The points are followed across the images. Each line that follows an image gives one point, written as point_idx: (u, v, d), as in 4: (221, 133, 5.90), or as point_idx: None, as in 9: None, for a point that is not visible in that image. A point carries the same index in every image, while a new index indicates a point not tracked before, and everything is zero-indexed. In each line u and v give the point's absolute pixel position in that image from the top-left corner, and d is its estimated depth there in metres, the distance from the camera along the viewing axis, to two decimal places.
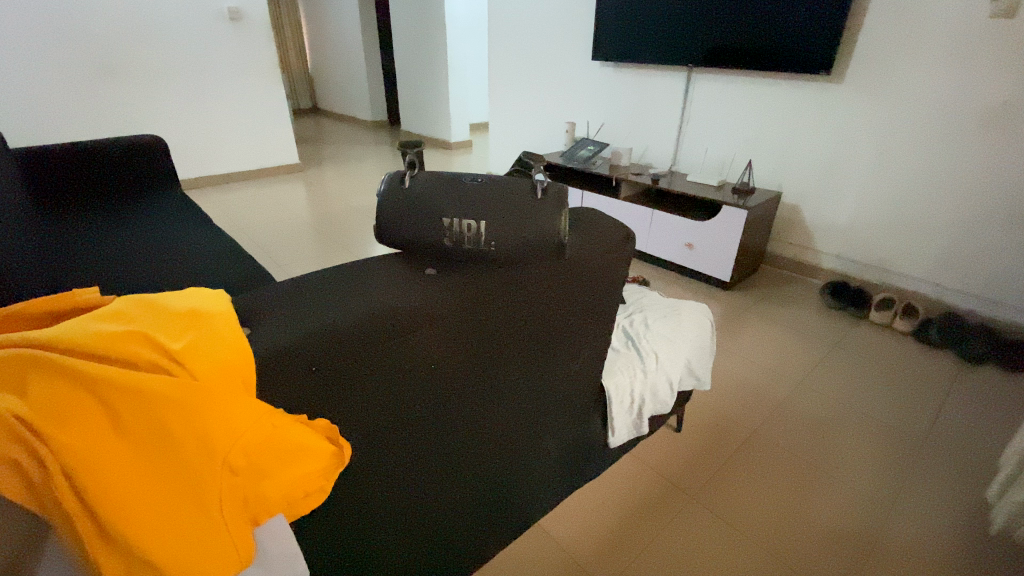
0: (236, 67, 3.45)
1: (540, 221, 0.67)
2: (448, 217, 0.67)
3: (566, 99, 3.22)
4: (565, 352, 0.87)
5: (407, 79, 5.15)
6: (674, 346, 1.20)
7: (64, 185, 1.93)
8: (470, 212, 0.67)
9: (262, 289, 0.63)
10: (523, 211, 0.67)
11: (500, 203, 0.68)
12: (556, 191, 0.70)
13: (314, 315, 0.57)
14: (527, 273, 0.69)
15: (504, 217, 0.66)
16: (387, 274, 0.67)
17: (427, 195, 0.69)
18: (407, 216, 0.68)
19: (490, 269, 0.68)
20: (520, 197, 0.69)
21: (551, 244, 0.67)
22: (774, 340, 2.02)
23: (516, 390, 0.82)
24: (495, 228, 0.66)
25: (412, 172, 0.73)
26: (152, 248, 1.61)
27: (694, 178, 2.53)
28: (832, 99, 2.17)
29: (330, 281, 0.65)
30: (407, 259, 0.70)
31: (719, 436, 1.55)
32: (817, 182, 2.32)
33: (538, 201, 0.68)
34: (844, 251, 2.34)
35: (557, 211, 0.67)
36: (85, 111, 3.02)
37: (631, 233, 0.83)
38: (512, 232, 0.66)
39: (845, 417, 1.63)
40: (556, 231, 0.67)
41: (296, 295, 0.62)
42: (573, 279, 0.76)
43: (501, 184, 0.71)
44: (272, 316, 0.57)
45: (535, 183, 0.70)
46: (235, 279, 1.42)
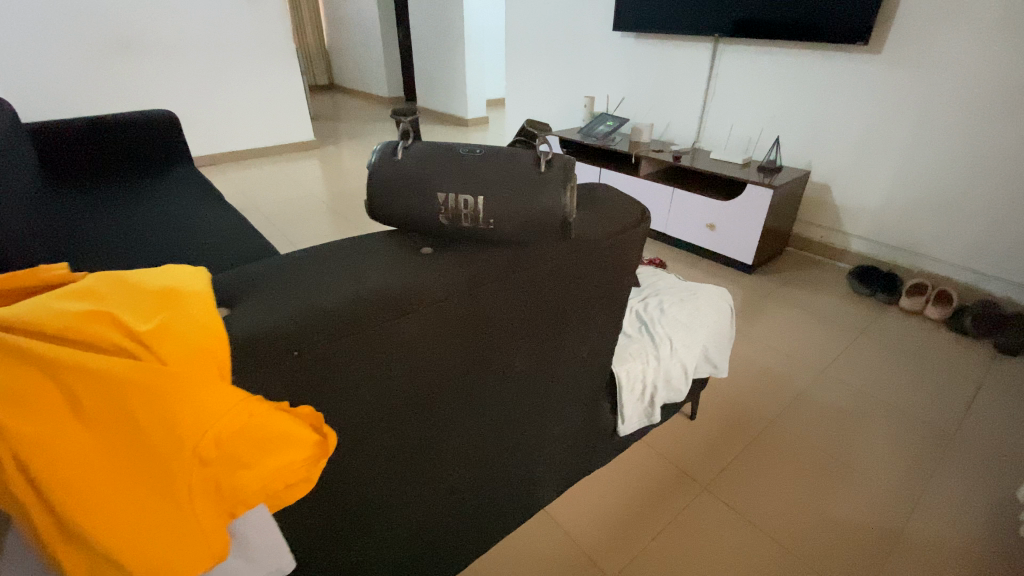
0: (250, 41, 3.41)
1: (543, 196, 0.61)
2: (442, 193, 0.61)
3: (586, 73, 3.10)
4: (573, 336, 0.82)
5: (423, 53, 5.04)
6: (689, 333, 1.14)
7: (83, 160, 1.95)
8: (465, 187, 0.61)
9: (246, 267, 0.60)
10: (525, 187, 0.61)
11: (499, 175, 0.62)
12: (561, 161, 0.63)
13: (297, 298, 0.54)
14: (532, 253, 0.66)
15: (503, 193, 0.61)
16: (378, 254, 0.62)
17: (420, 167, 0.62)
18: (400, 191, 0.62)
19: (490, 250, 0.64)
20: (521, 170, 0.62)
21: (554, 224, 0.62)
22: (796, 326, 1.94)
23: (520, 375, 0.79)
24: (495, 204, 0.60)
25: (407, 142, 0.66)
26: (163, 225, 1.61)
27: (717, 156, 2.42)
28: (868, 71, 2.04)
29: (318, 260, 0.61)
30: (400, 238, 0.66)
31: (737, 425, 1.49)
32: (849, 160, 2.19)
33: (541, 173, 0.62)
34: (875, 234, 2.22)
35: (561, 186, 0.61)
36: (103, 87, 3.03)
37: (646, 213, 0.78)
38: (512, 210, 0.60)
39: (870, 408, 1.56)
40: (561, 209, 0.61)
41: (279, 276, 0.58)
42: (579, 262, 0.72)
43: (502, 155, 0.64)
44: (255, 296, 0.54)
45: (539, 152, 0.64)
46: (240, 257, 1.40)
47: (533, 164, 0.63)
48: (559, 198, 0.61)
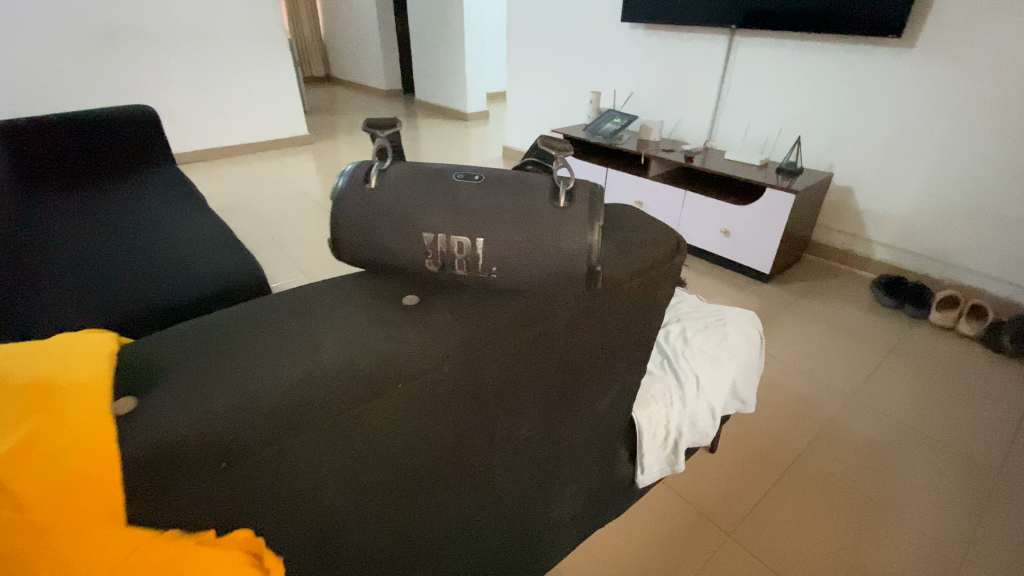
0: (240, 32, 3.24)
1: (563, 236, 0.46)
2: (427, 234, 0.46)
3: (592, 66, 2.93)
4: (592, 391, 0.68)
5: (422, 45, 4.86)
6: (717, 367, 1.00)
7: (64, 156, 1.80)
8: (461, 228, 0.46)
9: (174, 326, 0.46)
10: (540, 227, 0.46)
11: (505, 208, 0.47)
12: (584, 194, 0.48)
13: (232, 386, 0.40)
14: (545, 305, 0.51)
15: (511, 234, 0.46)
16: (346, 310, 0.48)
17: (400, 197, 0.48)
18: (372, 229, 0.48)
19: (492, 302, 0.50)
20: (534, 203, 0.47)
21: (575, 274, 0.47)
22: (819, 342, 1.80)
23: (529, 442, 0.65)
24: (499, 248, 0.46)
25: (385, 163, 0.51)
26: (139, 234, 1.45)
27: (732, 156, 2.27)
28: (898, 66, 1.89)
29: (270, 317, 0.47)
30: (377, 285, 0.51)
31: (761, 458, 1.36)
32: (875, 162, 2.04)
33: (559, 210, 0.47)
34: (901, 242, 2.08)
35: (585, 226, 0.46)
36: (82, 80, 2.85)
37: (680, 245, 0.64)
38: (522, 256, 0.46)
39: (904, 439, 1.43)
40: (587, 255, 0.46)
41: (210, 344, 0.43)
42: (601, 309, 0.58)
43: (507, 179, 0.50)
44: (174, 379, 0.40)
45: (556, 180, 0.49)
46: (218, 275, 1.23)
47: (548, 197, 0.48)
48: (586, 242, 0.46)
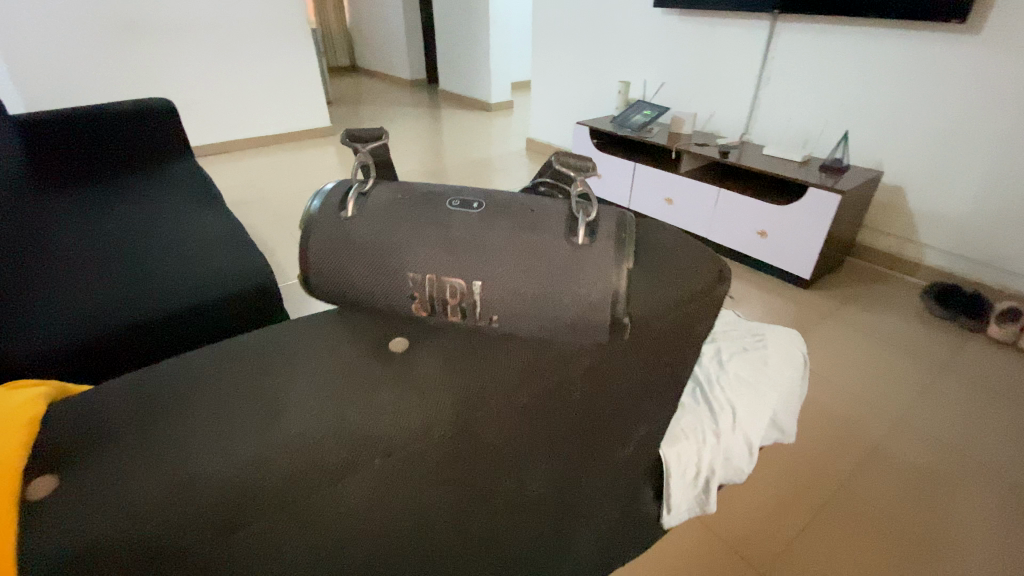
0: (262, 22, 3.21)
1: (581, 279, 0.40)
2: (428, 274, 0.41)
3: (621, 55, 2.79)
4: (616, 437, 0.59)
5: (446, 34, 4.77)
6: (757, 397, 0.90)
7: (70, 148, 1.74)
8: (464, 269, 0.41)
9: (127, 377, 0.42)
10: (552, 272, 0.41)
11: (511, 246, 0.41)
12: (608, 229, 0.42)
13: (175, 464, 0.35)
14: (557, 354, 0.43)
15: (516, 276, 0.41)
16: (317, 367, 0.42)
17: (383, 231, 0.42)
18: (352, 267, 0.43)
19: (492, 355, 0.43)
20: (545, 240, 0.41)
21: (596, 324, 0.41)
22: (863, 355, 1.66)
23: (541, 498, 0.56)
24: (502, 294, 0.41)
25: (365, 184, 0.46)
26: (135, 233, 1.36)
27: (771, 151, 2.11)
28: (958, 53, 1.71)
29: (231, 368, 0.42)
30: (363, 328, 0.46)
31: (800, 486, 1.24)
32: (929, 159, 1.87)
33: (578, 248, 0.41)
34: (956, 247, 1.91)
35: (608, 267, 0.40)
36: (107, 72, 2.87)
37: (724, 270, 0.55)
38: (527, 301, 0.41)
39: (958, 469, 1.29)
40: (610, 301, 0.40)
41: (151, 413, 0.38)
42: (624, 353, 0.50)
43: (507, 207, 0.44)
44: (109, 453, 0.35)
45: (573, 208, 0.43)
46: (208, 284, 1.12)
47: (565, 232, 0.42)
48: (610, 288, 0.40)
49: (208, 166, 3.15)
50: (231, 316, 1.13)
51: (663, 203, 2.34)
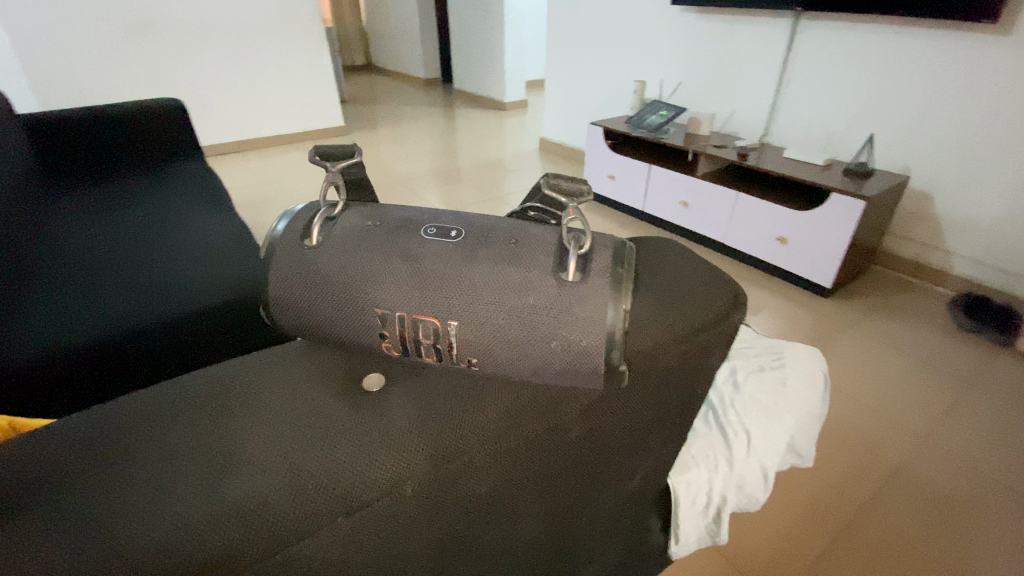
0: (276, 21, 3.21)
1: (569, 324, 0.38)
2: (400, 312, 0.39)
3: (637, 53, 2.72)
4: (618, 474, 0.55)
5: (461, 32, 4.73)
6: (774, 421, 0.84)
7: (54, 159, 1.69)
8: (442, 308, 0.38)
9: (75, 415, 0.40)
10: (537, 315, 0.38)
11: (492, 284, 0.38)
12: (602, 264, 0.39)
13: (111, 527, 0.31)
14: (544, 397, 0.40)
15: (497, 316, 0.38)
16: (282, 408, 0.38)
17: (347, 263, 0.41)
18: (316, 302, 0.41)
19: (472, 396, 0.39)
20: (531, 277, 0.39)
21: (589, 372, 0.38)
22: (887, 369, 1.57)
23: (534, 542, 0.52)
24: (481, 337, 0.38)
25: (334, 210, 0.45)
26: (113, 246, 1.30)
27: (791, 154, 2.03)
28: (992, 52, 1.62)
29: (183, 410, 0.39)
30: (333, 368, 0.42)
31: (819, 510, 1.17)
32: (959, 164, 1.77)
33: (567, 287, 0.38)
34: (987, 256, 1.81)
35: (599, 309, 0.38)
36: (124, 72, 2.89)
37: (737, 297, 0.50)
38: (504, 343, 0.38)
39: (989, 496, 1.20)
40: (602, 349, 0.37)
41: (97, 460, 0.35)
42: (624, 390, 0.46)
43: (485, 240, 0.41)
44: (45, 509, 0.32)
45: (564, 239, 0.40)
46: (185, 299, 1.05)
47: (553, 267, 0.39)
48: (602, 334, 0.38)
49: (221, 165, 3.16)
50: (210, 332, 1.06)
51: (678, 207, 2.27)
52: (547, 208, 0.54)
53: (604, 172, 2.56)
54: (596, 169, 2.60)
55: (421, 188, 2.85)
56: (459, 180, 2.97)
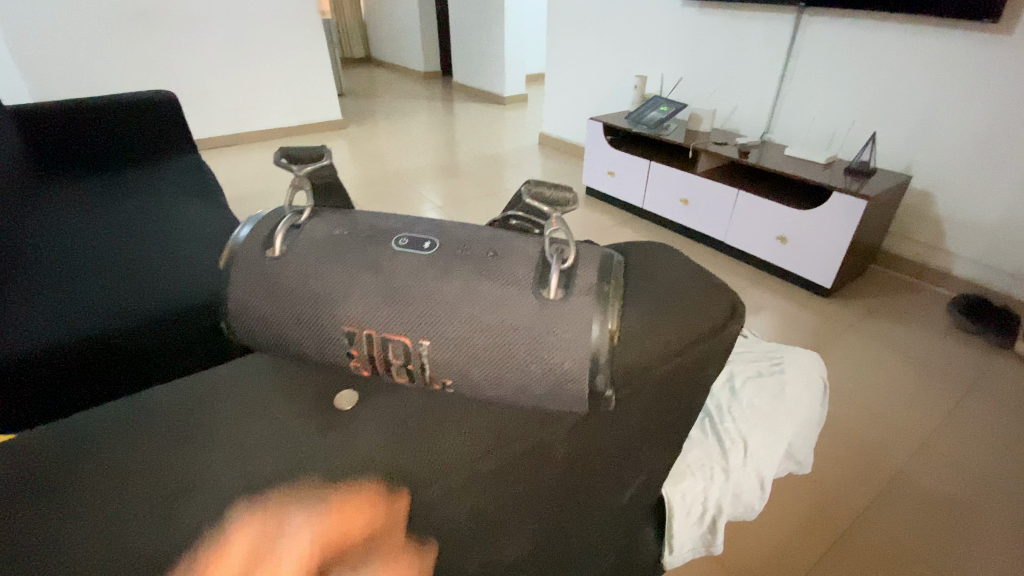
0: (273, 13, 3.16)
1: (547, 342, 0.37)
2: (366, 330, 0.38)
3: (639, 48, 2.68)
4: (607, 490, 0.53)
5: (461, 25, 4.67)
6: (772, 430, 0.82)
7: (45, 150, 1.60)
8: (415, 328, 0.38)
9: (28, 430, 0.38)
10: (517, 336, 0.37)
11: (464, 301, 0.38)
12: (586, 281, 0.38)
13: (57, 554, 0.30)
14: (521, 422, 0.39)
15: (473, 335, 0.37)
16: (251, 431, 0.38)
17: (310, 275, 0.40)
18: (282, 321, 0.40)
19: (446, 423, 0.39)
20: (510, 295, 0.38)
21: (571, 395, 0.37)
22: (886, 372, 1.55)
23: (516, 564, 0.50)
24: (457, 359, 0.37)
25: (300, 216, 0.44)
26: (77, 236, 1.25)
27: (793, 152, 2.00)
28: (998, 50, 1.58)
29: (143, 432, 0.37)
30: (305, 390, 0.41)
31: (815, 515, 1.16)
32: (963, 163, 1.74)
33: (549, 305, 0.37)
34: (990, 257, 1.78)
35: (584, 329, 0.37)
36: (119, 63, 2.85)
37: (737, 305, 0.47)
38: (475, 361, 0.37)
39: (989, 503, 1.18)
40: (585, 372, 0.36)
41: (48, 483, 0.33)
42: (612, 410, 0.44)
43: (457, 252, 0.41)
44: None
45: (546, 252, 0.39)
46: (143, 307, 1.03)
47: (534, 284, 0.38)
48: (585, 356, 0.37)
49: (216, 158, 3.13)
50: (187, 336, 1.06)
51: (678, 204, 2.24)
52: (528, 217, 0.57)
53: (604, 169, 2.53)
54: (596, 165, 2.57)
55: (419, 182, 2.82)
56: (457, 175, 2.94)
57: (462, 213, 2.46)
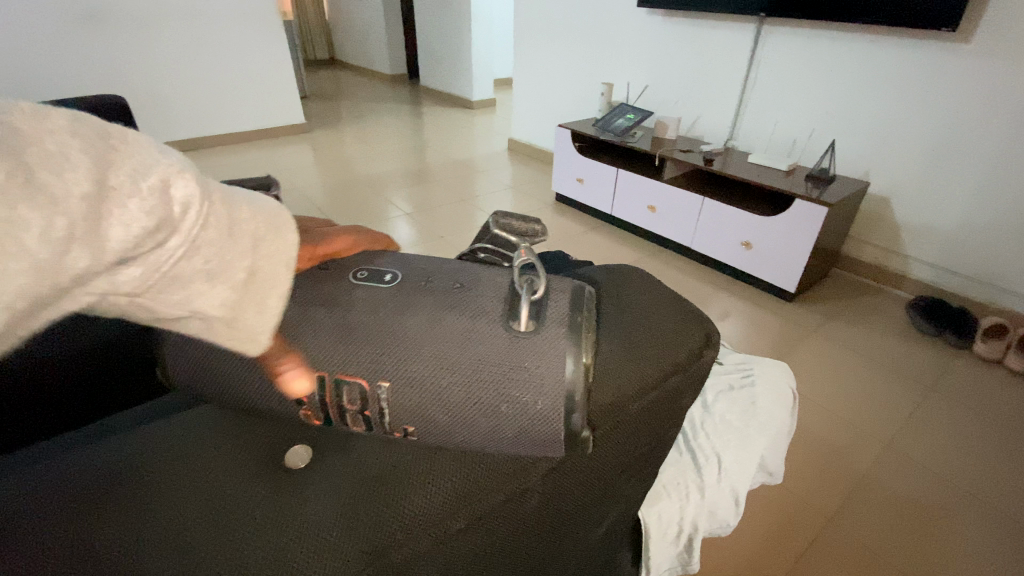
0: (232, 14, 3.04)
1: (515, 386, 0.38)
2: (319, 374, 0.39)
3: (606, 55, 2.70)
4: (587, 526, 0.52)
5: (427, 29, 4.63)
6: (744, 443, 0.82)
7: None
8: (376, 369, 0.39)
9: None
10: (490, 373, 0.38)
11: (428, 342, 0.39)
12: (559, 312, 0.40)
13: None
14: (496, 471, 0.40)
15: (440, 374, 0.38)
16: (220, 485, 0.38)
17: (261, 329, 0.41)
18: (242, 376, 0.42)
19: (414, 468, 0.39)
20: (479, 330, 0.39)
21: (549, 438, 0.38)
22: (849, 374, 1.60)
23: None
24: (421, 398, 0.38)
25: None
26: None
27: (755, 160, 2.05)
28: (949, 63, 1.65)
29: (84, 497, 0.36)
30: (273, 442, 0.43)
31: (786, 521, 1.17)
32: (916, 170, 1.81)
33: (519, 337, 0.39)
34: (942, 260, 1.86)
35: (559, 363, 0.38)
36: (63, 65, 2.67)
37: (711, 329, 0.48)
38: (435, 405, 0.38)
39: (951, 500, 1.22)
40: (560, 411, 0.37)
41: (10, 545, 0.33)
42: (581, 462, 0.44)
43: (423, 287, 0.43)
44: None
45: (518, 284, 0.41)
46: None
47: (504, 317, 0.40)
48: (558, 394, 0.37)
49: None
50: None
51: (645, 211, 2.26)
52: (495, 252, 0.56)
53: (572, 176, 2.54)
54: (564, 172, 2.58)
55: (388, 189, 2.75)
56: (427, 181, 2.88)
57: (433, 220, 2.40)
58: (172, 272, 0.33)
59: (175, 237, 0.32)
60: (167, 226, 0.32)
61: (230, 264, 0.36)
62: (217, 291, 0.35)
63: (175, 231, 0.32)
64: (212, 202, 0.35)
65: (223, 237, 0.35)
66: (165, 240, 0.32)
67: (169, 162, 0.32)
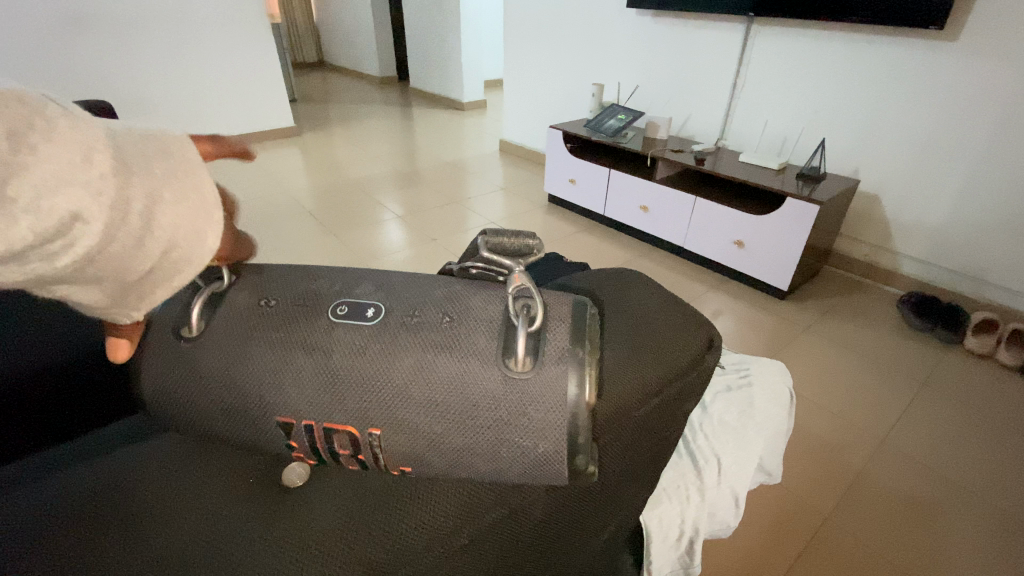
0: (219, 16, 3.01)
1: (512, 433, 0.37)
2: (309, 422, 0.38)
3: (596, 55, 2.70)
4: (591, 534, 0.51)
5: (417, 30, 4.61)
6: (743, 444, 0.82)
7: None
8: (366, 419, 0.38)
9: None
10: (488, 417, 0.37)
11: (429, 390, 0.37)
12: (558, 346, 0.38)
13: None
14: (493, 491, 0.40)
15: (431, 424, 0.37)
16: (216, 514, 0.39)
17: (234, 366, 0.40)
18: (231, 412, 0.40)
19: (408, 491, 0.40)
20: (472, 370, 0.37)
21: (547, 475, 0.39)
22: (843, 371, 1.61)
23: None
24: (414, 443, 0.38)
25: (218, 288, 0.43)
26: None
27: (746, 158, 2.06)
28: (936, 61, 1.67)
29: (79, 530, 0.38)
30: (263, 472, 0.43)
31: (784, 521, 1.17)
32: (905, 167, 1.83)
33: (515, 376, 0.37)
34: (931, 256, 1.88)
35: (557, 401, 0.37)
36: (48, 69, 2.63)
37: (711, 334, 0.47)
38: (431, 447, 0.38)
39: (945, 494, 1.23)
40: (563, 452, 0.37)
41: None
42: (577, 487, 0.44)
43: (414, 325, 0.39)
44: None
45: (513, 312, 0.38)
46: None
47: (499, 353, 0.38)
48: (559, 440, 0.37)
49: None
50: None
51: (638, 211, 2.27)
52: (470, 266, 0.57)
53: (565, 176, 2.53)
54: (556, 173, 2.58)
55: (380, 192, 2.74)
56: (419, 183, 2.87)
57: (425, 222, 2.39)
58: (53, 277, 0.34)
59: (65, 255, 0.33)
60: (59, 239, 0.33)
61: (133, 272, 0.37)
62: (93, 291, 0.37)
63: (69, 243, 0.33)
64: (128, 215, 0.35)
65: (130, 251, 0.36)
66: (57, 256, 0.33)
67: (88, 183, 0.33)
